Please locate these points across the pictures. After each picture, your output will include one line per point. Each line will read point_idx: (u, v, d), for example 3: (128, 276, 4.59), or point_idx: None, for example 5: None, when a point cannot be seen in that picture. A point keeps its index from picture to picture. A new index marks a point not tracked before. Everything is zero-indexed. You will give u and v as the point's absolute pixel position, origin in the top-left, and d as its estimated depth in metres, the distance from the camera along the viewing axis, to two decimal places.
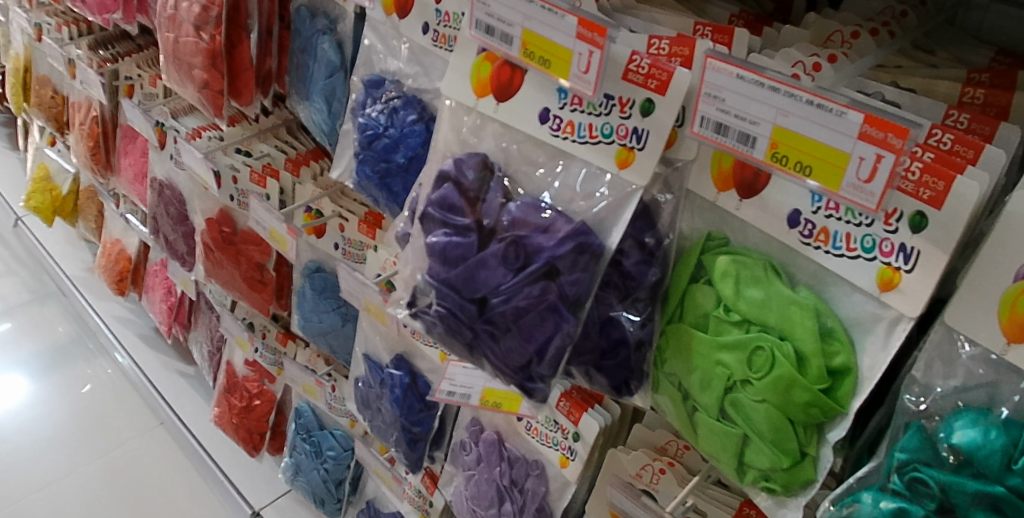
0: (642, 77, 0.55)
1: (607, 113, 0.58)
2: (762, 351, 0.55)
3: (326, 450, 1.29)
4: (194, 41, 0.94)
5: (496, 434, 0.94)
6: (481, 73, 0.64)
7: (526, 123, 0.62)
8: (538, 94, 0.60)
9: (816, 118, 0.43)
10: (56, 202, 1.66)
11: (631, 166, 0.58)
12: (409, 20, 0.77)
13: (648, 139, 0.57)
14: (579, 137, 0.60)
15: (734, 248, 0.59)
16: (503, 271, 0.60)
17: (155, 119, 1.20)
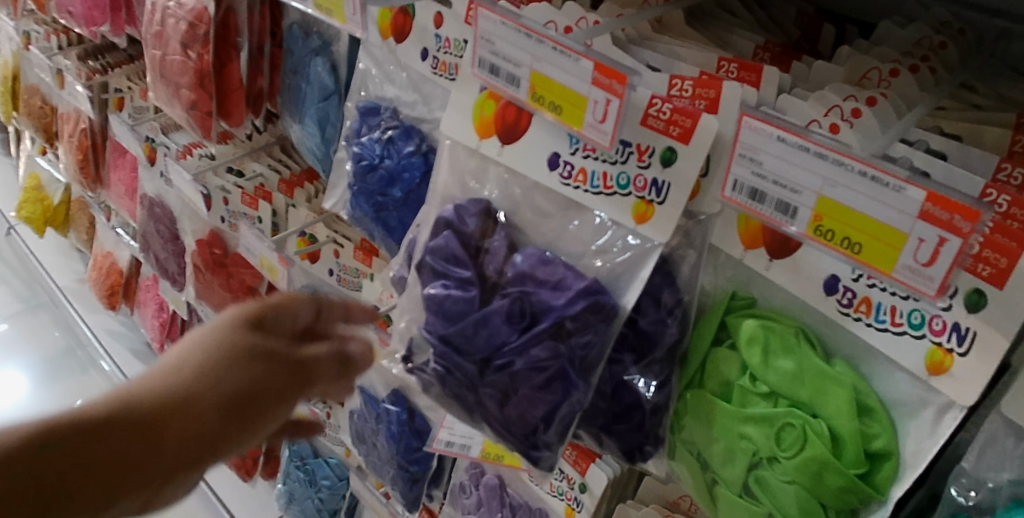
0: (663, 124, 0.49)
1: (623, 161, 0.52)
2: (793, 428, 0.50)
3: (320, 479, 1.24)
4: (181, 60, 0.89)
5: (498, 479, 0.89)
6: (483, 112, 0.59)
7: (534, 169, 0.56)
8: (547, 137, 0.55)
9: (871, 191, 0.38)
10: (47, 212, 1.62)
11: (649, 221, 0.52)
12: (406, 44, 0.71)
13: (669, 193, 0.50)
14: (592, 187, 0.54)
15: (762, 311, 0.53)
16: (506, 330, 0.55)
17: (145, 134, 1.15)
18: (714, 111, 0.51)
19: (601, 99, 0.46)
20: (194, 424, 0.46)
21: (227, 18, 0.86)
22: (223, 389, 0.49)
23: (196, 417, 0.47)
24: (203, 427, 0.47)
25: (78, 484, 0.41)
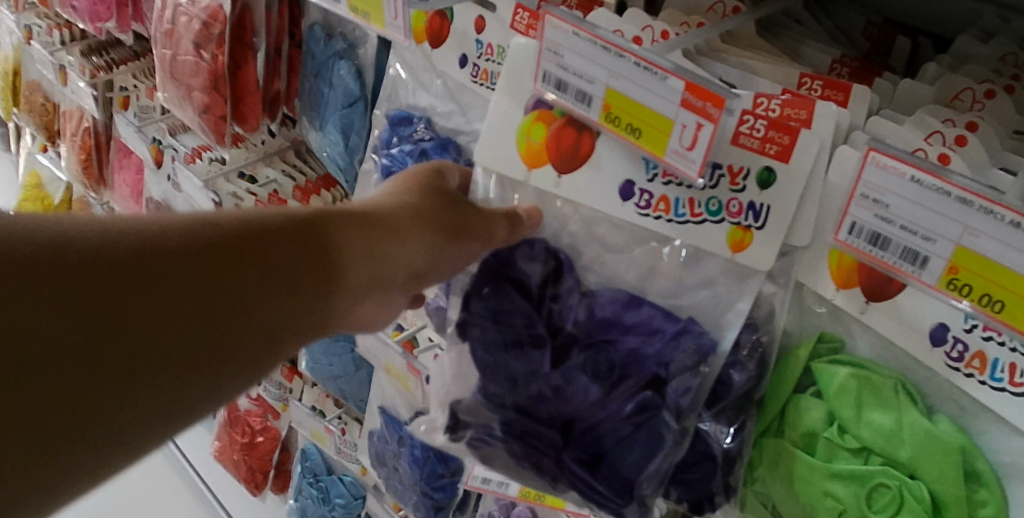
0: (758, 142, 0.45)
1: (712, 185, 0.48)
2: (886, 489, 0.45)
3: (334, 497, 1.17)
4: (193, 60, 0.83)
5: (530, 510, 0.84)
6: (532, 139, 0.54)
7: (601, 197, 0.52)
8: (619, 161, 0.50)
9: (1023, 245, 0.32)
10: None
11: (748, 250, 0.48)
12: (443, 50, 0.65)
13: (768, 218, 0.47)
14: (676, 215, 0.50)
15: (852, 357, 0.48)
16: (581, 378, 0.52)
17: (150, 136, 1.09)
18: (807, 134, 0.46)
19: (691, 123, 0.40)
20: (396, 239, 0.51)
21: (243, 16, 0.80)
22: (417, 214, 0.53)
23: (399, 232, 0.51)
24: (403, 242, 0.51)
25: (309, 273, 0.45)
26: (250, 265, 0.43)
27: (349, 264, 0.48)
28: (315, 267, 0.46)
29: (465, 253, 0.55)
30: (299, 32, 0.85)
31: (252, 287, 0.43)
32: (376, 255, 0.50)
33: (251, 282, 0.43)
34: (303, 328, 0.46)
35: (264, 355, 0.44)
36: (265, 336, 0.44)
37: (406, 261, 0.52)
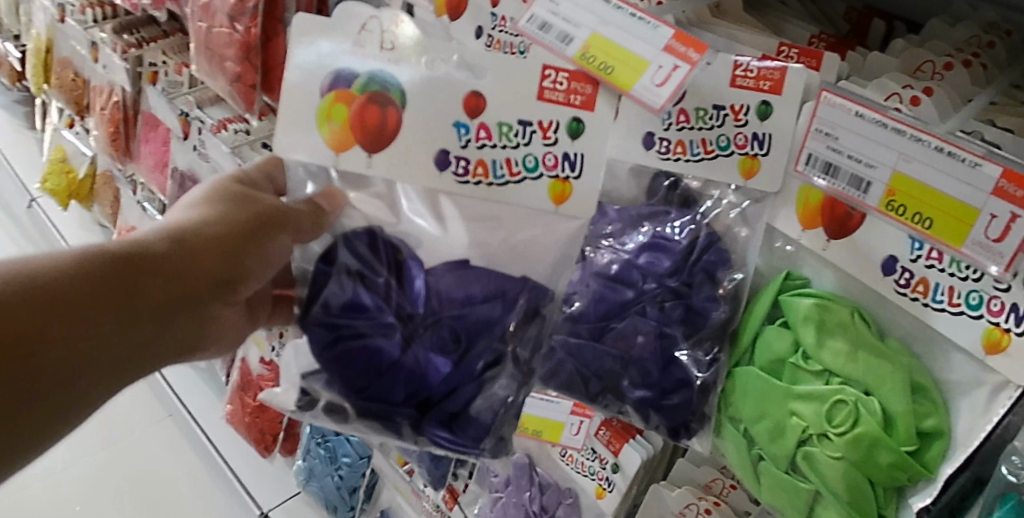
0: (562, 96, 0.55)
1: (526, 143, 0.56)
2: (844, 405, 0.51)
3: (341, 456, 1.24)
4: (228, 32, 0.90)
5: (527, 457, 0.88)
6: (335, 119, 0.55)
7: (416, 169, 0.56)
8: (428, 134, 0.55)
9: (947, 168, 0.43)
10: (73, 186, 1.58)
11: (569, 199, 0.57)
12: (461, 22, 0.70)
13: (583, 165, 0.56)
14: (496, 177, 0.56)
15: (816, 290, 0.54)
16: (433, 358, 0.58)
17: (178, 108, 1.14)
18: (779, 92, 0.52)
19: (670, 63, 0.49)
20: (205, 257, 0.51)
21: None
22: (223, 229, 0.53)
23: (208, 248, 0.52)
24: (210, 260, 0.52)
25: (117, 310, 0.46)
26: (54, 311, 0.42)
27: (160, 292, 0.48)
28: (120, 304, 0.46)
29: (282, 250, 0.57)
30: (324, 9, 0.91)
31: (53, 339, 0.42)
32: (184, 278, 0.50)
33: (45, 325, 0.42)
34: (118, 363, 0.47)
35: (76, 402, 0.44)
36: (74, 382, 0.44)
37: (221, 275, 0.52)
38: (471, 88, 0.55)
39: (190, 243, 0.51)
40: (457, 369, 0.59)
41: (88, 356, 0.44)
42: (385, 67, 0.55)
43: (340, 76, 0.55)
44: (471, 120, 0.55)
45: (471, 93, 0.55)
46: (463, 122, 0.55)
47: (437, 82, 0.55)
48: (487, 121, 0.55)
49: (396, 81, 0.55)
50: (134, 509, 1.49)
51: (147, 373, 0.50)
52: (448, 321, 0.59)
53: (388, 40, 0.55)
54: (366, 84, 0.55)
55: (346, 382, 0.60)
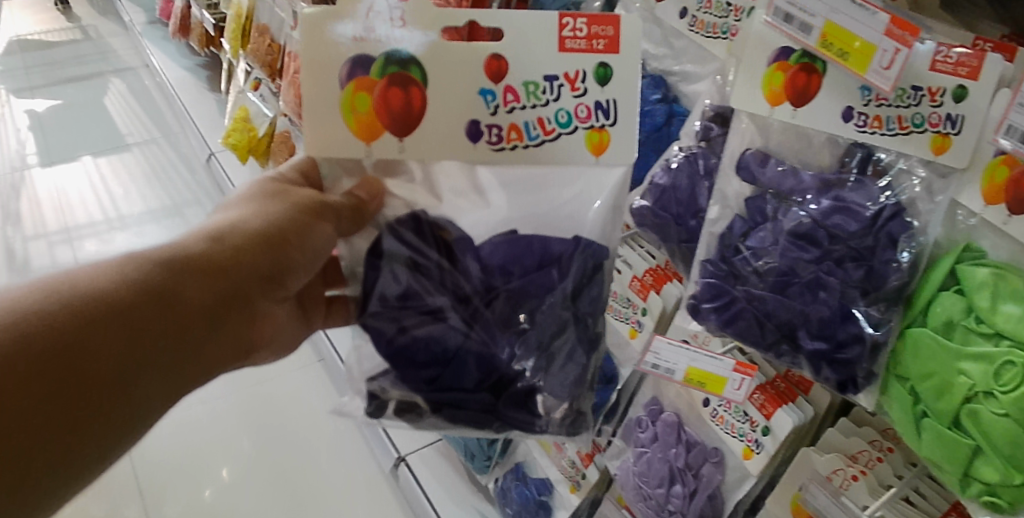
0: (584, 44, 0.57)
1: (556, 99, 0.58)
2: (1012, 366, 0.54)
3: None
4: None
5: (676, 416, 0.87)
6: (358, 110, 0.57)
7: (451, 143, 0.58)
8: (458, 105, 0.58)
9: None
10: (252, 142, 1.71)
11: (608, 148, 0.59)
12: (666, 4, 0.75)
13: (616, 113, 0.58)
14: (531, 139, 0.59)
15: (994, 261, 0.59)
16: (500, 338, 0.64)
17: None
18: (975, 78, 0.57)
19: (892, 48, 0.54)
20: (244, 252, 0.57)
21: None
22: (258, 227, 0.58)
23: (245, 243, 0.57)
24: (250, 254, 0.57)
25: (174, 310, 0.51)
26: (108, 322, 0.47)
27: (209, 287, 0.54)
28: (176, 306, 0.51)
29: (322, 240, 0.61)
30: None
31: (121, 341, 0.47)
32: (229, 274, 0.55)
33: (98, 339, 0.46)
34: (185, 361, 0.52)
35: (153, 397, 0.50)
36: (130, 389, 0.48)
37: (261, 269, 0.58)
38: (492, 50, 0.57)
39: (227, 241, 0.56)
40: (524, 341, 0.64)
41: (155, 356, 0.49)
42: (401, 45, 0.57)
43: (358, 61, 0.57)
44: (495, 85, 0.58)
45: (493, 56, 0.57)
46: (489, 89, 0.58)
47: (454, 55, 0.57)
48: (512, 83, 0.58)
49: (413, 58, 0.57)
50: (268, 441, 1.55)
51: (211, 374, 0.56)
52: (503, 292, 0.63)
53: (397, 16, 0.57)
54: (384, 65, 0.57)
55: (416, 377, 0.63)
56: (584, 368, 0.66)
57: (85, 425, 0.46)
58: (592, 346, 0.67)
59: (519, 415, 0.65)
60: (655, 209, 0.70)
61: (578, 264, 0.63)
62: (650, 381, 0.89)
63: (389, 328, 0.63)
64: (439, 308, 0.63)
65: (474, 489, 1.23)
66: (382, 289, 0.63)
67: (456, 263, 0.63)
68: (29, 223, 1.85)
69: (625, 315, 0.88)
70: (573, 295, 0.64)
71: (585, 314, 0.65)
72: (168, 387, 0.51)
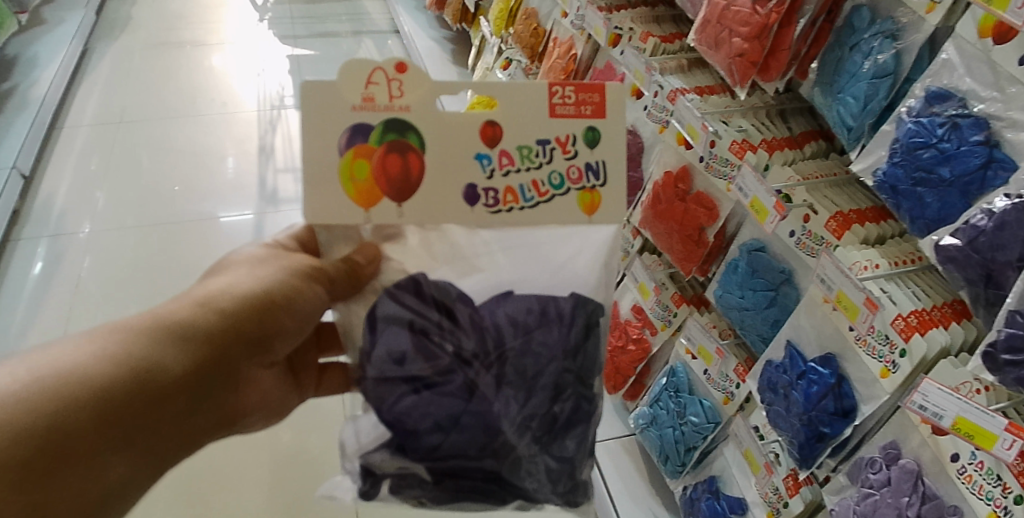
0: (573, 110, 0.63)
1: (549, 161, 0.64)
2: None
3: (689, 415, 1.09)
4: (748, 12, 0.93)
5: (916, 464, 0.80)
6: (358, 178, 0.63)
7: (450, 205, 0.63)
8: (458, 172, 0.63)
9: None
10: None
11: (600, 207, 0.65)
12: (1007, 48, 0.71)
13: (605, 172, 0.64)
14: (527, 200, 0.64)
15: None
16: (503, 408, 0.68)
17: (654, 80, 1.09)
18: None
19: None
20: (229, 319, 0.64)
21: None
22: (249, 290, 0.66)
23: (232, 308, 0.64)
24: (231, 321, 0.64)
25: (146, 387, 0.58)
26: (83, 405, 0.55)
27: (185, 356, 0.61)
28: (148, 382, 0.58)
29: (312, 304, 0.68)
30: (836, 9, 0.89)
31: (90, 427, 0.55)
32: (206, 342, 0.63)
33: (69, 427, 0.54)
34: (153, 434, 0.60)
35: (121, 477, 0.58)
36: (99, 461, 0.56)
37: (243, 335, 0.65)
38: (487, 118, 0.63)
39: (213, 307, 0.64)
40: (527, 403, 0.68)
41: (120, 436, 0.57)
42: (399, 114, 0.62)
43: (355, 130, 0.62)
44: (492, 149, 0.63)
45: (486, 123, 0.63)
46: (485, 153, 0.63)
47: (448, 124, 0.62)
48: (507, 147, 0.63)
49: (410, 126, 0.62)
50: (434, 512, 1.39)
51: (184, 432, 0.63)
52: (504, 352, 0.68)
53: (394, 87, 0.62)
54: (382, 132, 0.62)
55: (417, 447, 0.68)
56: (586, 424, 0.72)
57: (53, 502, 0.53)
58: (592, 407, 0.72)
59: (523, 481, 0.70)
60: (966, 249, 0.69)
61: (582, 322, 0.70)
62: (893, 422, 0.83)
63: (390, 393, 0.68)
64: (448, 369, 0.68)
65: (654, 493, 1.20)
66: (382, 349, 0.68)
67: (456, 322, 0.68)
68: (280, 157, 2.08)
69: (879, 354, 0.80)
70: (572, 351, 0.70)
71: (586, 373, 0.71)
72: (132, 458, 0.59)
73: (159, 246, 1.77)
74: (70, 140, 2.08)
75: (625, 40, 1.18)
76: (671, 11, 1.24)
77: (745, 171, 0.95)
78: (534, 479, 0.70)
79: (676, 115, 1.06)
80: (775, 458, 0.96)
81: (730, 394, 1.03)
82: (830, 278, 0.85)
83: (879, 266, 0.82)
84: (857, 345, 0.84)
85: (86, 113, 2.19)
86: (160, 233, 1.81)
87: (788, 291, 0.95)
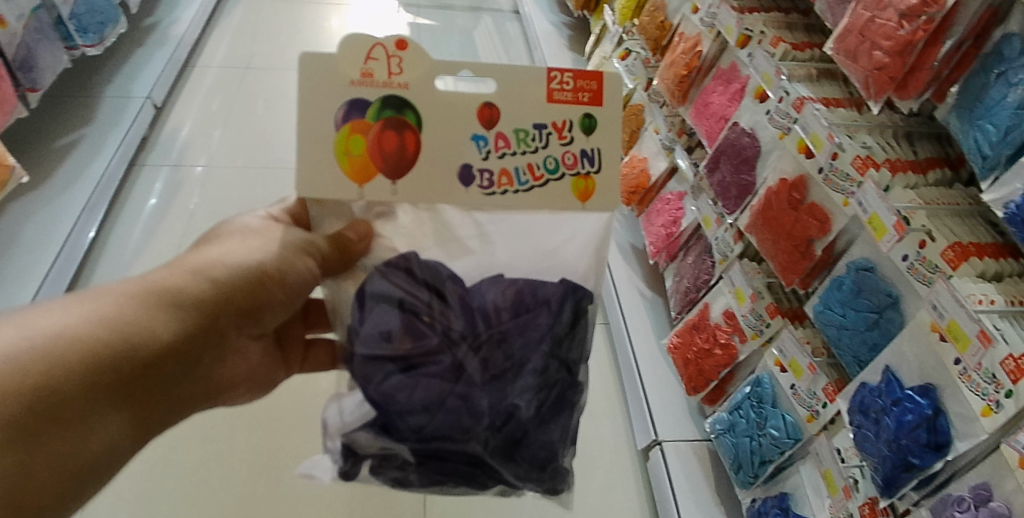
0: (570, 97, 0.71)
1: (545, 146, 0.71)
2: None
3: (769, 427, 1.08)
4: (892, 27, 0.90)
5: (1007, 508, 0.76)
6: (353, 153, 0.69)
7: (447, 183, 0.70)
8: (458, 152, 0.70)
9: None
10: None
11: (593, 193, 0.72)
12: None
13: (599, 159, 0.72)
14: (521, 183, 0.71)
15: None
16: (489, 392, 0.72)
17: (781, 86, 1.08)
18: None
19: None
20: (221, 288, 0.69)
21: (955, 7, 0.85)
22: (243, 262, 0.71)
23: (224, 278, 0.69)
24: (222, 292, 0.69)
25: (138, 351, 0.62)
26: (76, 366, 0.58)
27: (175, 323, 0.65)
28: (139, 346, 0.62)
29: (304, 275, 0.74)
30: (987, 35, 0.85)
31: (79, 389, 0.58)
32: (194, 310, 0.67)
33: (63, 389, 0.57)
34: (142, 397, 0.64)
35: (107, 438, 0.61)
36: (90, 421, 0.59)
37: (232, 305, 0.70)
38: (485, 101, 0.70)
39: (207, 277, 0.69)
40: (512, 388, 0.73)
41: (112, 398, 0.61)
42: (398, 91, 0.69)
43: (353, 105, 0.68)
44: (488, 131, 0.70)
45: (485, 106, 0.70)
46: (481, 135, 0.70)
47: (447, 105, 0.69)
48: (504, 130, 0.70)
49: (408, 104, 0.69)
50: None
51: (173, 396, 0.67)
52: (490, 336, 0.74)
53: (394, 64, 0.69)
54: (380, 108, 0.69)
55: (406, 427, 0.72)
56: (567, 413, 0.76)
57: (44, 460, 0.56)
58: (574, 396, 0.77)
59: (508, 467, 0.73)
60: None
61: (568, 308, 0.76)
62: (989, 463, 0.79)
63: (378, 372, 0.73)
64: (436, 349, 0.73)
65: (720, 501, 1.19)
66: (372, 326, 0.73)
67: (445, 304, 0.74)
68: None
69: (984, 392, 0.77)
70: (558, 338, 0.75)
71: (568, 361, 0.76)
72: (123, 419, 0.62)
73: (266, 191, 1.85)
74: (199, 80, 2.20)
75: (755, 42, 1.16)
76: (804, 20, 1.20)
77: (867, 187, 0.93)
78: (517, 466, 0.74)
79: (801, 122, 1.04)
80: (854, 483, 0.95)
81: (814, 412, 1.02)
82: (943, 305, 0.82)
83: (996, 301, 0.79)
84: (961, 378, 0.80)
85: (217, 56, 2.31)
86: (268, 177, 1.89)
87: (892, 315, 0.92)
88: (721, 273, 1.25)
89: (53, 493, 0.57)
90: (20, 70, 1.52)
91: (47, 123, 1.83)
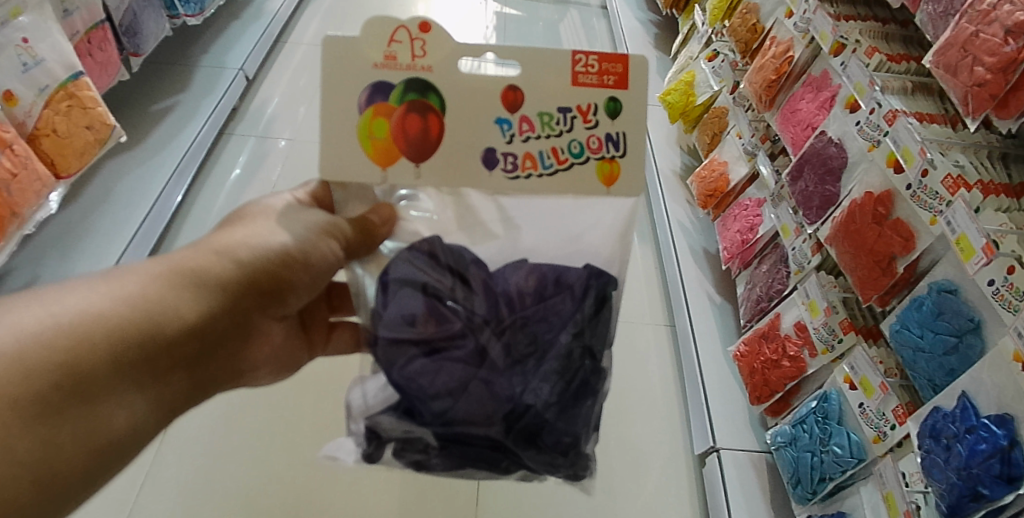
0: (594, 81, 0.68)
1: (569, 130, 0.68)
2: None
3: (832, 444, 1.06)
4: (997, 43, 0.88)
5: None
6: (376, 136, 0.68)
7: (468, 166, 0.68)
8: (480, 136, 0.68)
9: None
10: (687, 105, 1.68)
11: (618, 178, 0.69)
12: None
13: (624, 144, 0.69)
14: (545, 167, 0.69)
15: None
16: (510, 378, 0.74)
17: (874, 97, 1.05)
18: None
19: None
20: (246, 270, 0.69)
21: None
22: (266, 246, 0.70)
23: (248, 259, 0.69)
24: (247, 272, 0.69)
25: (159, 331, 0.64)
26: (97, 345, 0.60)
27: (197, 303, 0.67)
28: (162, 325, 0.64)
29: (326, 258, 0.72)
30: None
31: (101, 368, 0.60)
32: (220, 290, 0.68)
33: (84, 368, 0.59)
34: (165, 375, 0.65)
35: (131, 415, 0.63)
36: (109, 400, 0.61)
37: (258, 287, 0.70)
38: (509, 83, 0.67)
39: (231, 257, 0.69)
40: (532, 375, 0.74)
41: (133, 377, 0.63)
42: (421, 73, 0.67)
43: (376, 88, 0.67)
44: (512, 115, 0.68)
45: (508, 88, 0.67)
46: (505, 119, 0.68)
47: (469, 87, 0.67)
48: (528, 114, 0.68)
49: (431, 87, 0.67)
50: None
51: (196, 376, 0.69)
52: (513, 322, 0.74)
53: (417, 46, 0.67)
54: (404, 91, 0.67)
55: (429, 411, 0.73)
56: (590, 399, 0.77)
57: (66, 435, 0.58)
58: (597, 381, 0.77)
59: (528, 452, 0.74)
60: None
61: (592, 294, 0.75)
62: None
63: (402, 356, 0.74)
64: (460, 334, 0.74)
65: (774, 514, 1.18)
66: (395, 310, 0.74)
67: (468, 288, 0.74)
68: None
69: None
70: (582, 324, 0.76)
71: (591, 347, 0.76)
72: (144, 398, 0.64)
73: None
74: (290, 55, 2.27)
75: (849, 51, 1.14)
76: (902, 32, 1.17)
77: (957, 207, 0.89)
78: (538, 451, 0.74)
79: (892, 135, 1.01)
80: (916, 508, 0.92)
81: (882, 434, 1.00)
82: None
83: None
84: None
85: (308, 33, 2.38)
86: None
87: (974, 341, 0.89)
88: (796, 283, 1.23)
89: (74, 466, 0.60)
90: (124, 35, 1.60)
91: (147, 89, 1.92)
